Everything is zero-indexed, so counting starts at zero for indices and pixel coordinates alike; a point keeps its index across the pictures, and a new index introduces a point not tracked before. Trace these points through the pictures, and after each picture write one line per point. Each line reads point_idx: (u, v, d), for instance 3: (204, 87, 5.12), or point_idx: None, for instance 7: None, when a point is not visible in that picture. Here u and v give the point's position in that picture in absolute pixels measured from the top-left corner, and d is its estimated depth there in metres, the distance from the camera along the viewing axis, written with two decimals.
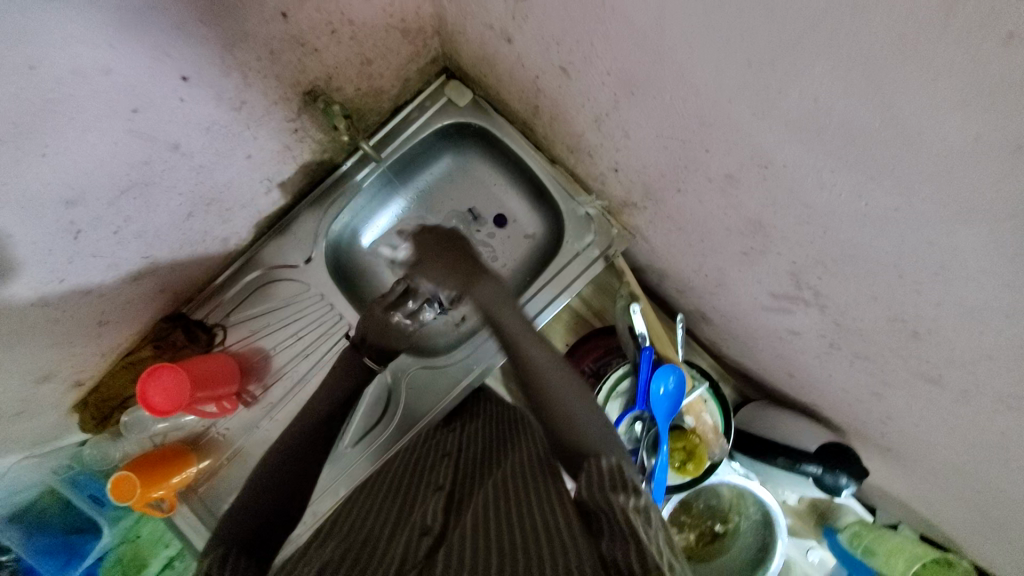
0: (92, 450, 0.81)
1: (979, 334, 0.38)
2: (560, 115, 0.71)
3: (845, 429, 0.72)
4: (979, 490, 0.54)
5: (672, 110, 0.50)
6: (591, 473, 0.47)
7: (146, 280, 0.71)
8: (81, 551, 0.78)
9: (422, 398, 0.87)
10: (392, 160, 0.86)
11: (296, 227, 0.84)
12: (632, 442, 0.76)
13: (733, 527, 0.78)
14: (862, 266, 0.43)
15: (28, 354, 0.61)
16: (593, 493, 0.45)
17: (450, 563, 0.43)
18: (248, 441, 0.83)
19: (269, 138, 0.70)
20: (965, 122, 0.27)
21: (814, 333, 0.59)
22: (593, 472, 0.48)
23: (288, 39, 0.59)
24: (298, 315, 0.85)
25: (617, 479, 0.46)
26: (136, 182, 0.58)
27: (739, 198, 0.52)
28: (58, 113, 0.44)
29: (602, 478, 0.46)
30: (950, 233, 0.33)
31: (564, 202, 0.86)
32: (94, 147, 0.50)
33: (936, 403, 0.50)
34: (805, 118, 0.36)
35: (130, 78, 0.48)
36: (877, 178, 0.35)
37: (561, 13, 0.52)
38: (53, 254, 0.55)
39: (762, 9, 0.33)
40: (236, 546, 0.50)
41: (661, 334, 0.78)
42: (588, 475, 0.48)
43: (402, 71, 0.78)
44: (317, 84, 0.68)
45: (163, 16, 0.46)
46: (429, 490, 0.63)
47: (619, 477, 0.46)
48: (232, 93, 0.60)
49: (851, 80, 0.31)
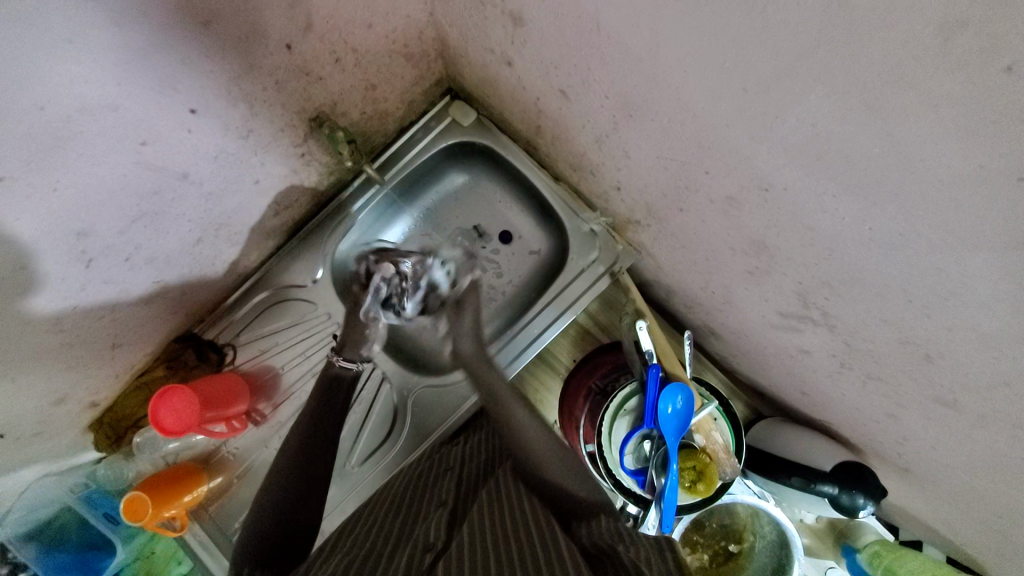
0: (107, 469, 0.83)
1: (994, 359, 0.36)
2: (562, 134, 0.72)
3: (860, 448, 0.70)
4: (1000, 514, 0.52)
5: (671, 133, 0.50)
6: (593, 529, 0.49)
7: (158, 303, 0.72)
8: (97, 568, 0.77)
9: (428, 415, 0.87)
10: (396, 181, 0.87)
11: (306, 248, 0.86)
12: (642, 461, 0.74)
13: (747, 547, 0.75)
14: (870, 289, 0.42)
15: (43, 378, 0.63)
16: (594, 542, 0.47)
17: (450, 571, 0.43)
18: (258, 460, 0.85)
19: (276, 163, 0.71)
20: (971, 151, 0.26)
21: (825, 352, 0.58)
22: (595, 526, 0.50)
23: (292, 69, 0.60)
24: (307, 334, 0.87)
25: (615, 532, 0.48)
26: (146, 212, 0.59)
27: (741, 219, 0.51)
28: (69, 149, 0.46)
29: (601, 532, 0.48)
30: (958, 261, 0.32)
31: (569, 220, 0.86)
32: (104, 179, 0.51)
33: (952, 426, 0.48)
34: (804, 145, 0.36)
35: (136, 114, 0.49)
36: (881, 205, 0.34)
37: (558, 39, 0.53)
38: (66, 281, 0.56)
39: (756, 39, 0.33)
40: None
41: (667, 351, 0.77)
42: (589, 529, 0.49)
43: (406, 94, 0.80)
44: (321, 110, 0.70)
45: (171, 53, 0.47)
46: (431, 505, 0.63)
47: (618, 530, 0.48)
48: (238, 122, 0.61)
49: (850, 108, 0.31)
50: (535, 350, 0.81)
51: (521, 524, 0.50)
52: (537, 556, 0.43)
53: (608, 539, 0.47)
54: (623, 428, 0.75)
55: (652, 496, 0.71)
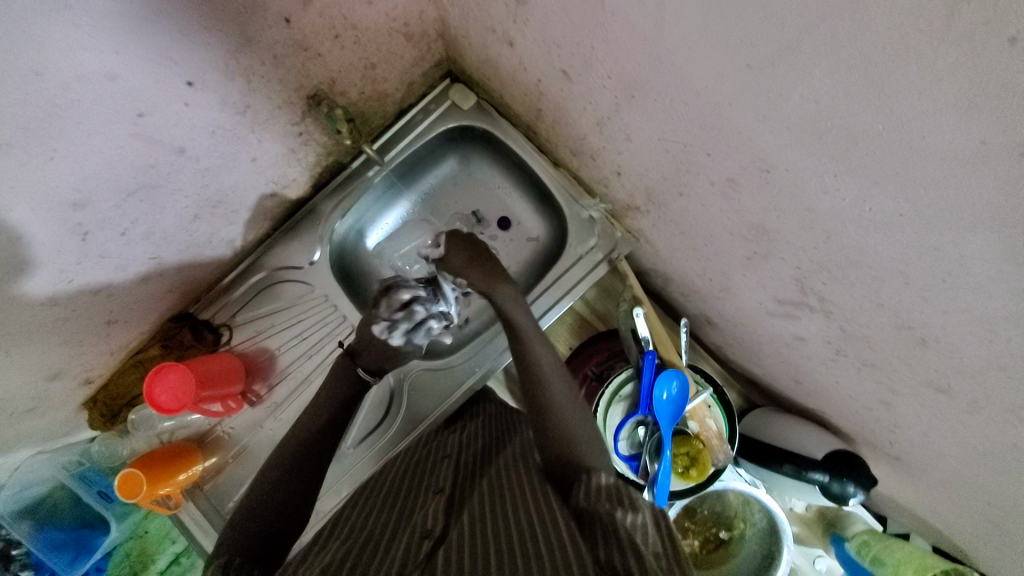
0: (100, 447, 0.82)
1: (988, 342, 0.37)
2: (563, 118, 0.71)
3: (853, 436, 0.71)
4: (989, 501, 0.53)
5: (673, 114, 0.49)
6: (587, 488, 0.48)
7: (154, 281, 0.72)
8: (89, 546, 0.79)
9: (424, 399, 0.87)
10: (395, 164, 0.86)
11: (304, 228, 0.86)
12: (636, 447, 0.74)
13: (738, 534, 0.76)
14: (868, 272, 0.42)
15: (40, 353, 0.63)
16: (589, 503, 0.46)
17: (449, 562, 0.43)
18: (253, 441, 0.84)
19: (274, 141, 0.71)
20: (974, 126, 0.26)
21: (820, 339, 0.58)
22: (588, 484, 0.48)
23: (291, 44, 0.59)
24: (303, 316, 0.86)
25: (612, 494, 0.46)
26: (143, 185, 0.59)
27: (741, 202, 0.51)
28: (65, 118, 0.45)
29: (598, 492, 0.47)
30: (957, 240, 0.32)
31: (568, 205, 0.86)
32: (100, 151, 0.51)
33: (945, 412, 0.48)
34: (806, 123, 0.36)
35: (134, 83, 0.49)
36: (882, 184, 0.34)
37: (562, 17, 0.52)
38: (62, 255, 0.56)
39: (761, 13, 0.32)
40: (242, 555, 0.51)
41: (664, 338, 0.77)
42: (585, 487, 0.48)
43: (407, 75, 0.79)
44: (321, 88, 0.69)
45: (168, 22, 0.47)
46: (429, 493, 0.63)
47: (617, 491, 0.47)
48: (237, 97, 0.61)
49: (854, 84, 0.30)
50: None
51: (517, 510, 0.50)
52: (533, 544, 0.43)
53: (605, 502, 0.45)
54: (618, 414, 0.75)
55: (645, 481, 0.72)
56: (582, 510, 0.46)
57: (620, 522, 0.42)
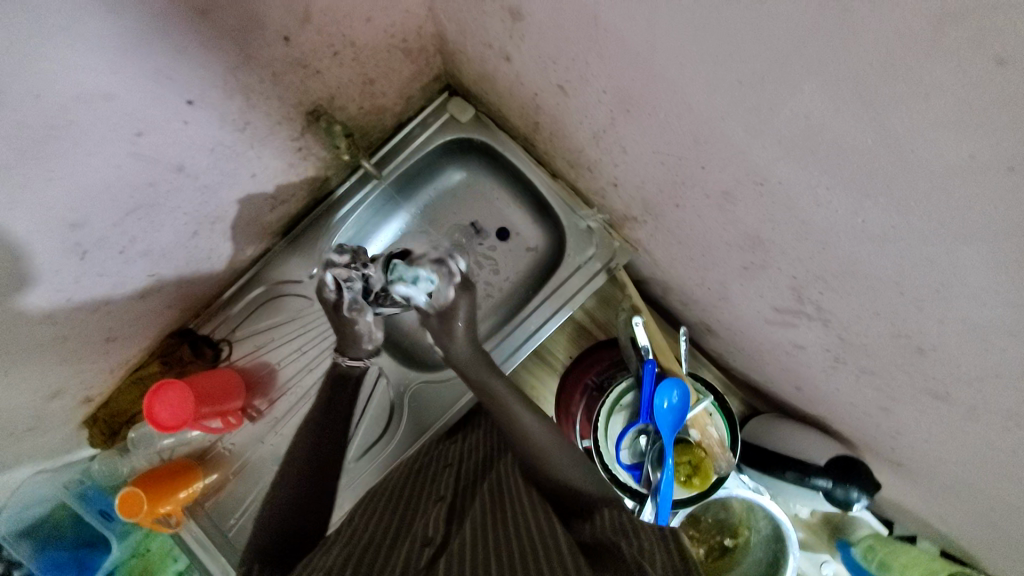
0: (100, 466, 0.81)
1: (984, 351, 0.37)
2: (560, 130, 0.72)
3: (853, 442, 0.71)
4: (991, 506, 0.53)
5: (668, 127, 0.50)
6: (596, 522, 0.49)
7: (153, 298, 0.72)
8: (92, 565, 0.77)
9: (425, 410, 0.87)
10: (393, 177, 0.87)
11: (304, 242, 0.87)
12: (637, 456, 0.74)
13: (743, 541, 0.77)
14: (864, 283, 0.43)
15: (39, 372, 0.62)
16: (596, 537, 0.47)
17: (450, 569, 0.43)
18: (254, 456, 0.85)
19: (273, 157, 0.71)
20: (964, 142, 0.27)
21: (819, 347, 0.58)
22: (597, 520, 0.49)
23: (289, 62, 0.60)
24: (303, 329, 0.88)
25: (619, 526, 0.47)
26: (141, 204, 0.59)
27: (737, 214, 0.52)
28: (61, 139, 0.45)
29: (606, 528, 0.47)
30: (951, 252, 0.33)
31: (566, 216, 0.87)
32: (98, 171, 0.51)
33: (944, 419, 0.49)
34: (799, 138, 0.36)
35: (132, 103, 0.49)
36: (875, 197, 0.34)
37: (556, 33, 0.53)
38: (60, 274, 0.56)
39: (752, 32, 0.33)
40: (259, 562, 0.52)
41: (663, 346, 0.78)
42: (590, 526, 0.48)
43: (404, 90, 0.80)
44: (319, 104, 0.70)
45: (168, 43, 0.47)
46: (430, 500, 0.63)
47: (624, 523, 0.48)
48: (235, 115, 0.61)
49: (845, 101, 0.31)
50: (530, 346, 0.82)
51: (519, 522, 0.50)
52: (539, 555, 0.43)
53: (610, 534, 0.46)
54: (619, 423, 0.75)
55: (647, 491, 0.72)
56: (592, 541, 0.47)
57: (626, 549, 0.43)
